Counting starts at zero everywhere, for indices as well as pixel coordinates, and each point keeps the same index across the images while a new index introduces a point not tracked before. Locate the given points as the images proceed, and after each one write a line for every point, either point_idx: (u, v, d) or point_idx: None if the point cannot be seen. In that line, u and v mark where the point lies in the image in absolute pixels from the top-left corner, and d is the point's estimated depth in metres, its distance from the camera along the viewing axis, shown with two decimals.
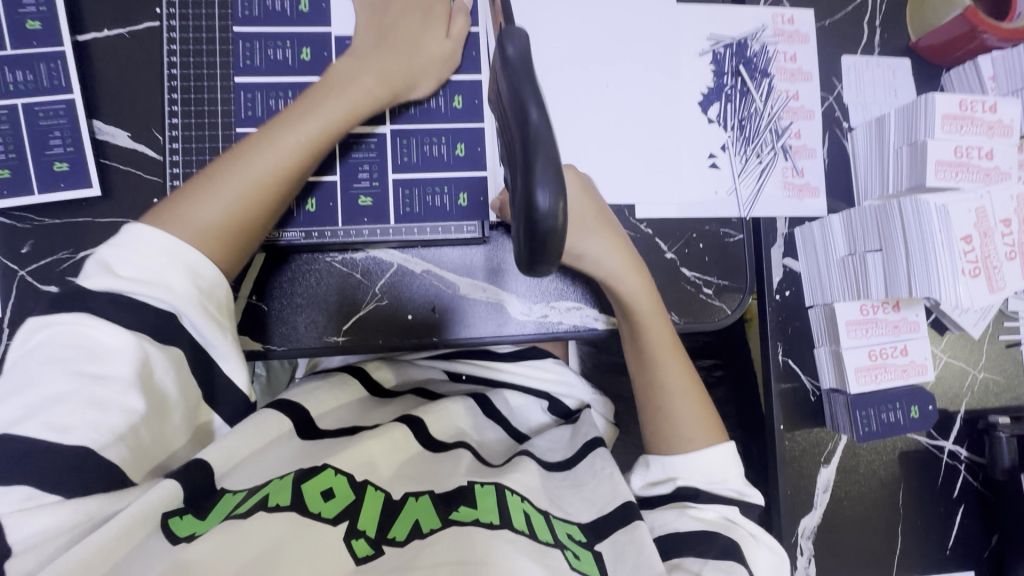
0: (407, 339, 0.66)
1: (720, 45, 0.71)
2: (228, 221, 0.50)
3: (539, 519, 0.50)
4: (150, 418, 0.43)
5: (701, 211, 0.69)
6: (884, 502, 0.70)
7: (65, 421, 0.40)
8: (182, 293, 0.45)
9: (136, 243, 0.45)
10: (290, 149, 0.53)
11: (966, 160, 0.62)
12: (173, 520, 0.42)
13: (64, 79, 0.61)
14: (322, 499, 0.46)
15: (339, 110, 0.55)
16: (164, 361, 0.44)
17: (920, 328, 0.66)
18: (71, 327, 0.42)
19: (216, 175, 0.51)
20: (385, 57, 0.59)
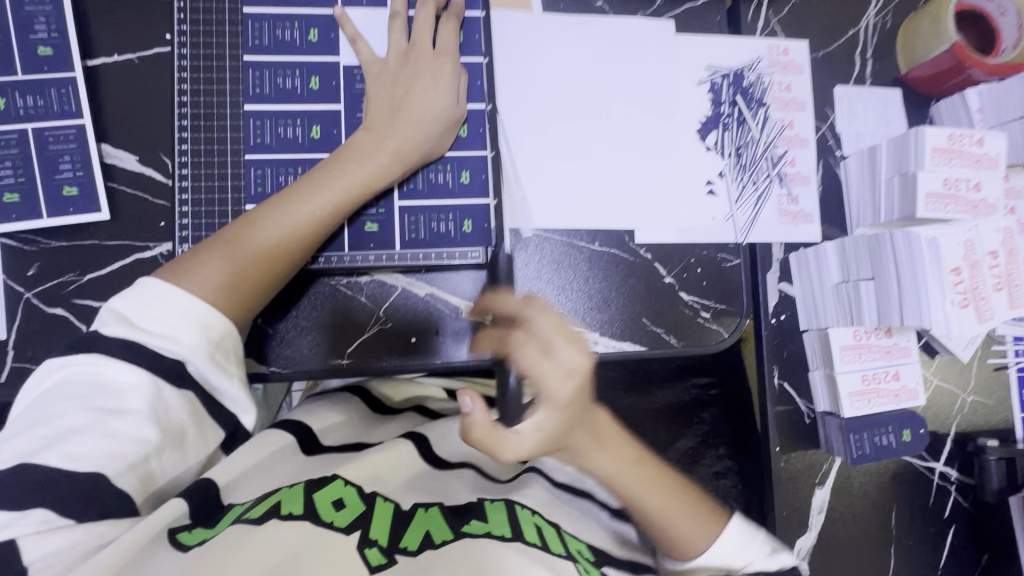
0: (409, 364, 0.66)
1: (717, 76, 0.74)
2: (234, 285, 0.52)
3: (550, 533, 0.51)
4: (162, 448, 0.46)
5: (699, 237, 0.71)
6: (878, 522, 0.71)
7: (82, 452, 0.43)
8: (191, 346, 0.47)
9: (152, 300, 0.48)
10: (302, 221, 0.55)
11: (955, 192, 0.64)
12: (181, 533, 0.43)
13: (75, 104, 0.62)
14: (333, 509, 0.47)
15: (352, 186, 0.57)
16: (177, 399, 0.46)
17: (911, 353, 0.68)
18: (91, 367, 0.45)
19: (228, 241, 0.53)
20: (401, 130, 0.60)
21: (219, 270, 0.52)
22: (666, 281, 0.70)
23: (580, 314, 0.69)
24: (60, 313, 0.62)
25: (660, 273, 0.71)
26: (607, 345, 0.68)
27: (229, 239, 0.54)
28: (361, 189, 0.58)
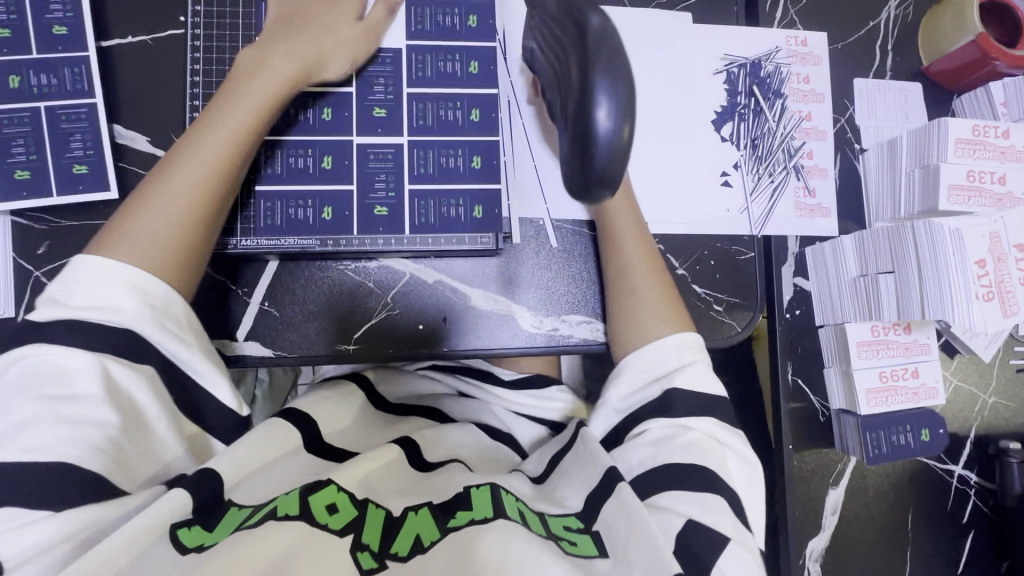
0: (416, 351, 0.65)
1: (734, 66, 0.72)
2: (170, 240, 0.50)
3: (532, 515, 0.50)
4: (126, 429, 0.45)
5: (713, 229, 0.70)
6: (894, 525, 0.69)
7: (43, 441, 0.42)
8: (131, 313, 0.46)
9: (81, 272, 0.47)
10: (217, 144, 0.54)
11: (978, 185, 0.63)
12: (181, 530, 0.42)
13: (87, 83, 0.62)
14: (328, 512, 0.46)
15: (232, 120, 0.55)
16: (130, 376, 0.46)
17: (931, 351, 0.66)
18: (36, 355, 0.44)
19: (158, 191, 0.52)
20: (272, 64, 0.58)
21: (153, 222, 0.50)
22: (679, 273, 0.69)
23: (589, 304, 0.68)
24: None
25: (672, 264, 0.69)
26: None
27: (158, 189, 0.52)
28: (262, 105, 0.56)
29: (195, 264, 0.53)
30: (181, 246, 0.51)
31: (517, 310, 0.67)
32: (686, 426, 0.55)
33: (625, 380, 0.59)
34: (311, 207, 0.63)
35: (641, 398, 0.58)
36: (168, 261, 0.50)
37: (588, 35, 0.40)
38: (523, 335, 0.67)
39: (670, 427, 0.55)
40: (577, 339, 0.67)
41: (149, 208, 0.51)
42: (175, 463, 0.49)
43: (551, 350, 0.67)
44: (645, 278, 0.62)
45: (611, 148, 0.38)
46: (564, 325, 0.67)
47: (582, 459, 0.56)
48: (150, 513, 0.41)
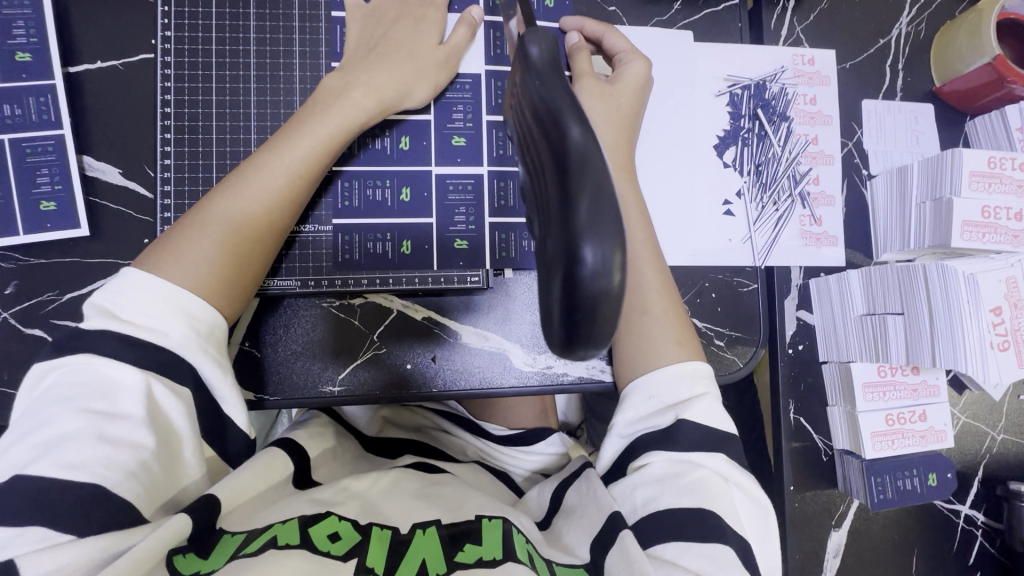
0: (405, 391, 0.62)
1: (738, 87, 0.69)
2: (224, 268, 0.49)
3: (541, 562, 0.44)
4: (159, 453, 0.42)
5: (713, 260, 0.67)
6: (897, 568, 0.67)
7: (77, 458, 0.39)
8: (179, 338, 0.45)
9: (132, 287, 0.45)
10: (282, 172, 0.52)
11: (994, 221, 0.60)
12: (177, 557, 0.39)
13: (54, 114, 0.59)
14: (329, 540, 0.42)
15: (306, 151, 0.53)
16: (173, 399, 0.44)
17: (941, 392, 0.64)
18: (86, 365, 0.42)
19: (215, 211, 0.50)
20: (354, 92, 0.56)
21: (207, 245, 0.49)
22: None
23: None
24: (39, 333, 0.59)
25: None
26: None
27: (212, 209, 0.50)
28: (335, 137, 0.55)
29: (243, 289, 0.51)
30: (231, 270, 0.50)
31: (510, 348, 0.64)
32: (692, 463, 0.48)
33: (632, 405, 0.52)
34: (388, 189, 0.62)
35: (642, 430, 0.51)
36: (220, 288, 0.49)
37: (566, 151, 0.29)
38: (515, 374, 0.64)
39: (674, 464, 0.48)
40: (572, 377, 0.64)
41: (204, 226, 0.49)
42: (196, 487, 0.46)
43: (546, 390, 0.64)
44: (658, 297, 0.55)
45: (602, 296, 0.28)
46: (558, 363, 0.64)
47: (585, 499, 0.50)
48: (155, 536, 0.38)
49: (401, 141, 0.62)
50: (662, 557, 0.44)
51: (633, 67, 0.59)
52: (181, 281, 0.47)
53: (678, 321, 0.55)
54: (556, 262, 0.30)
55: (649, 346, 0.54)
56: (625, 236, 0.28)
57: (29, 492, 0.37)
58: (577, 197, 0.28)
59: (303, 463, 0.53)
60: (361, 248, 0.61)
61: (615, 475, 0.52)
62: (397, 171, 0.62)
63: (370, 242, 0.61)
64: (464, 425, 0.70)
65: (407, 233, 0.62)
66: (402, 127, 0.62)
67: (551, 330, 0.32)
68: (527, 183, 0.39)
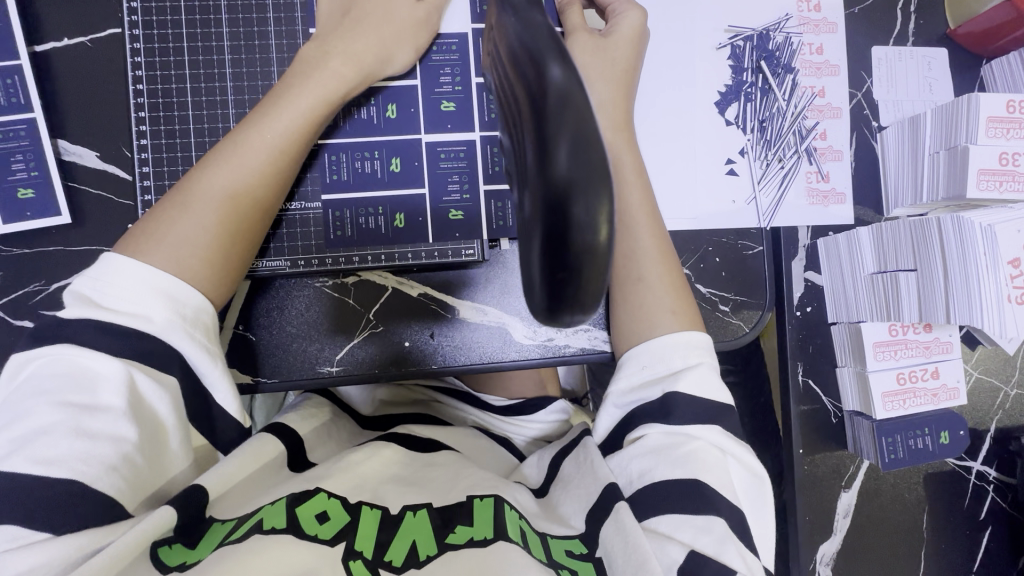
0: (405, 368, 0.61)
1: (739, 38, 0.65)
2: (203, 247, 0.47)
3: (534, 538, 0.44)
4: (143, 446, 0.42)
5: (718, 223, 0.64)
6: (908, 526, 0.67)
7: (55, 453, 0.39)
8: (163, 323, 0.44)
9: (110, 273, 0.44)
10: (262, 148, 0.50)
11: (1012, 169, 0.57)
12: (163, 548, 0.39)
13: (24, 96, 0.56)
14: (317, 521, 0.42)
15: (286, 123, 0.51)
16: (158, 389, 0.43)
17: (954, 349, 0.62)
18: (63, 356, 0.41)
19: (193, 190, 0.48)
20: (334, 61, 0.53)
21: (185, 225, 0.47)
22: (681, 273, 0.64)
23: None
24: (29, 324, 0.58)
25: None
26: None
27: (191, 189, 0.49)
28: (316, 109, 0.52)
29: (229, 272, 0.50)
30: (213, 251, 0.48)
31: (509, 320, 0.62)
32: (689, 434, 0.47)
33: (627, 373, 0.51)
34: (377, 160, 0.59)
35: (636, 402, 0.50)
36: (203, 272, 0.47)
37: (545, 94, 0.27)
38: (516, 348, 0.62)
39: (669, 435, 0.47)
40: (573, 349, 0.63)
41: (184, 208, 0.48)
42: (180, 477, 0.45)
43: (547, 362, 0.62)
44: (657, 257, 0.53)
45: (588, 251, 0.26)
46: (558, 335, 0.63)
47: (581, 469, 0.49)
48: (139, 529, 0.38)
49: (387, 108, 0.59)
50: (658, 531, 0.43)
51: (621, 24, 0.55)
52: (162, 265, 0.45)
53: (671, 286, 0.53)
54: (534, 220, 0.27)
55: (642, 314, 0.52)
56: (612, 188, 0.26)
57: (15, 485, 0.37)
58: (555, 142, 0.26)
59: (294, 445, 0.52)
60: (354, 224, 0.59)
61: (612, 444, 0.51)
62: (385, 142, 0.59)
63: (362, 216, 0.59)
64: (463, 396, 0.69)
65: (400, 205, 0.60)
66: (388, 94, 0.59)
67: (531, 299, 0.29)
68: (507, 147, 0.37)
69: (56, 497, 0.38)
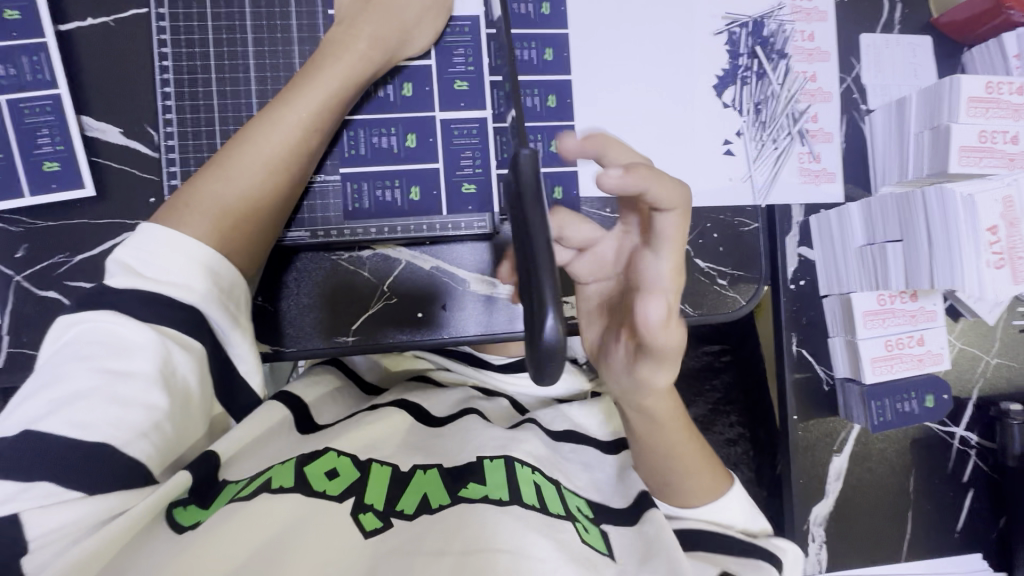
0: (417, 338, 0.64)
1: (736, 25, 0.69)
2: (237, 221, 0.51)
3: (550, 492, 0.47)
4: (172, 414, 0.44)
5: (715, 201, 0.67)
6: (896, 488, 0.70)
7: (90, 418, 0.40)
8: (202, 294, 0.47)
9: (153, 243, 0.46)
10: (293, 126, 0.54)
11: (991, 145, 0.61)
12: (179, 509, 0.41)
13: (49, 73, 0.58)
14: (327, 478, 0.45)
15: (315, 103, 0.54)
16: (186, 359, 0.45)
17: (938, 317, 0.66)
18: (101, 325, 0.43)
19: (228, 165, 0.52)
20: (359, 43, 0.56)
21: (222, 199, 0.51)
22: None
23: None
24: (54, 295, 0.59)
25: None
26: None
27: (225, 164, 0.52)
28: (342, 88, 0.56)
29: (257, 244, 0.54)
30: (246, 224, 0.52)
31: None
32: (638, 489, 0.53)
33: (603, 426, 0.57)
34: (394, 136, 0.62)
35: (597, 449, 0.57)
36: (237, 245, 0.51)
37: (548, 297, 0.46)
38: None
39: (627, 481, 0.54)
40: None
41: (221, 179, 0.51)
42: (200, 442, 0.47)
43: None
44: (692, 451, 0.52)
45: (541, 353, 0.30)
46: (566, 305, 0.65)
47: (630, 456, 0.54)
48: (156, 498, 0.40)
49: (403, 87, 0.62)
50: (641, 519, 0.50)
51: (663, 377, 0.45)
52: (198, 233, 0.48)
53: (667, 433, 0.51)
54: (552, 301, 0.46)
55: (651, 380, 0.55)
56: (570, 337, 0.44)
57: (55, 441, 0.39)
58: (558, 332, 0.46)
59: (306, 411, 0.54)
60: (371, 197, 0.62)
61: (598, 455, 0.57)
62: (400, 119, 0.62)
63: (380, 189, 0.62)
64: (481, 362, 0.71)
65: (416, 179, 0.62)
66: (404, 74, 0.62)
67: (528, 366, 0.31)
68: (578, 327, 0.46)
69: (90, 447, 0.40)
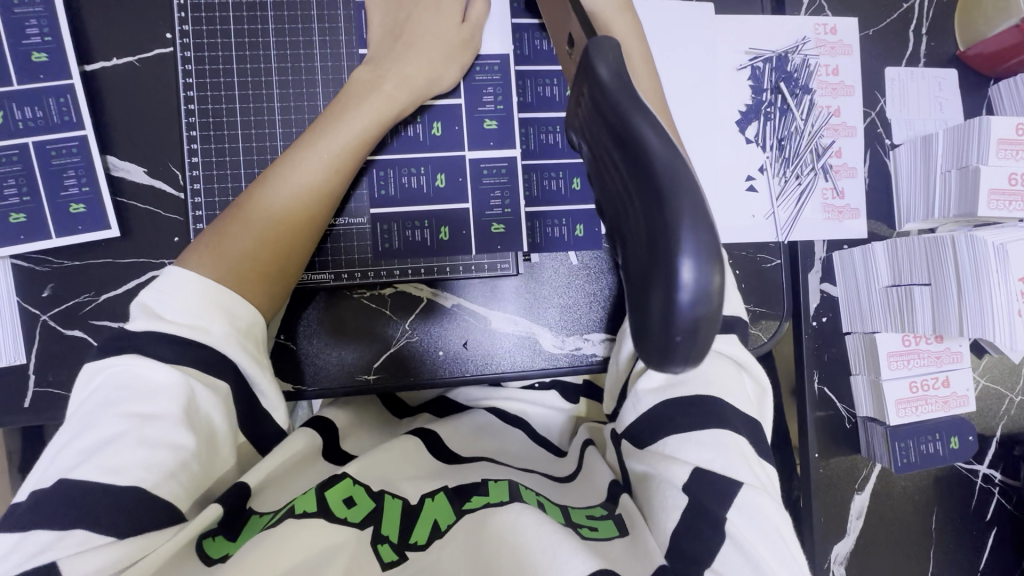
0: (439, 377, 0.64)
1: (760, 60, 0.68)
2: (258, 261, 0.52)
3: (554, 507, 0.46)
4: (199, 453, 0.44)
5: (738, 237, 0.67)
6: (917, 527, 0.70)
7: (118, 462, 0.41)
8: (220, 335, 0.47)
9: (173, 286, 0.47)
10: (319, 168, 0.54)
11: (1021, 188, 0.60)
12: (207, 541, 0.41)
13: (75, 114, 0.58)
14: (345, 506, 0.44)
15: (341, 144, 0.55)
16: (211, 397, 0.45)
17: (964, 358, 0.65)
18: (125, 367, 0.44)
19: (251, 208, 0.53)
20: (386, 86, 0.57)
21: (244, 239, 0.52)
22: None
23: (613, 321, 0.66)
24: (79, 334, 0.60)
25: None
26: None
27: (250, 205, 0.53)
28: (369, 129, 0.56)
29: (277, 286, 0.54)
30: (267, 264, 0.53)
31: (538, 332, 0.65)
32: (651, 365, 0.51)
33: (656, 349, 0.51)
34: (424, 175, 0.62)
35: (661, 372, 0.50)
36: (257, 289, 0.52)
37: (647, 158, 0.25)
38: (546, 356, 0.65)
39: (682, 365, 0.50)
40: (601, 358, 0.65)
41: (244, 223, 0.52)
42: (228, 474, 0.48)
43: (576, 371, 0.65)
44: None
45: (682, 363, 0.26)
46: (587, 344, 0.65)
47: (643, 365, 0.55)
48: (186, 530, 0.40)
49: (432, 126, 0.62)
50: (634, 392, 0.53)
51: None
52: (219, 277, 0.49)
53: None
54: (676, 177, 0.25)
55: None
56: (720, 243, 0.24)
57: (83, 492, 0.39)
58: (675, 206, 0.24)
59: (330, 441, 0.56)
60: (401, 236, 0.61)
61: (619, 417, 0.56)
62: (422, 158, 0.62)
63: (409, 229, 0.62)
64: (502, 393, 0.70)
65: (445, 219, 0.62)
66: (433, 113, 0.62)
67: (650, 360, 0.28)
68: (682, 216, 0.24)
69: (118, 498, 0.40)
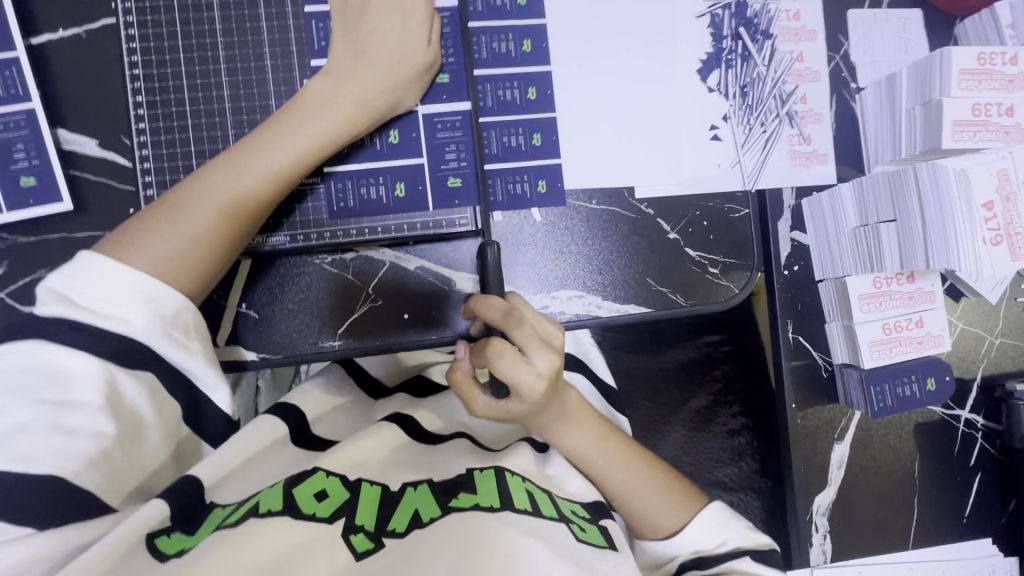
0: (405, 341, 0.63)
1: (718, 7, 0.67)
2: (193, 251, 0.48)
3: (542, 497, 0.46)
4: (121, 441, 0.43)
5: (702, 187, 0.66)
6: (900, 475, 0.69)
7: (33, 450, 0.40)
8: (141, 325, 0.44)
9: (91, 274, 0.44)
10: (285, 155, 0.52)
11: (984, 118, 0.59)
12: (159, 538, 0.40)
13: (21, 87, 0.58)
14: (315, 500, 0.43)
15: (313, 136, 0.53)
16: (133, 384, 0.44)
17: (936, 298, 0.64)
18: (37, 355, 0.42)
19: (194, 191, 0.49)
20: (366, 76, 0.56)
21: (187, 224, 0.47)
22: (671, 237, 0.66)
23: (578, 278, 0.65)
24: (34, 310, 0.59)
25: (663, 229, 0.66)
26: (608, 306, 0.65)
27: (200, 188, 0.49)
28: (343, 123, 0.55)
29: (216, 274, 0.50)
30: (208, 251, 0.48)
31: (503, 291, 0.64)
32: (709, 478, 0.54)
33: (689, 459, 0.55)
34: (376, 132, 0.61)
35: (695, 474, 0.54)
36: (192, 277, 0.47)
37: None
38: None
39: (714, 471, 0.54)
40: (569, 315, 0.64)
41: (187, 209, 0.48)
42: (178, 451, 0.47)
43: None
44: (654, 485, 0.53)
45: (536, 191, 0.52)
46: (554, 302, 0.64)
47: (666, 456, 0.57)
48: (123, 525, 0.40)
49: None
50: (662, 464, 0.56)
51: (531, 376, 0.47)
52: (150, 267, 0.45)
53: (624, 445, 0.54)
54: None
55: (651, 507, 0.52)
56: None
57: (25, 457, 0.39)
58: None
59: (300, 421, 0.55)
60: (356, 194, 0.61)
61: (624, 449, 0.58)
62: None
63: (364, 186, 0.61)
64: None
65: (400, 175, 0.61)
66: None
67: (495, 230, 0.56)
68: None
69: (59, 474, 0.40)
